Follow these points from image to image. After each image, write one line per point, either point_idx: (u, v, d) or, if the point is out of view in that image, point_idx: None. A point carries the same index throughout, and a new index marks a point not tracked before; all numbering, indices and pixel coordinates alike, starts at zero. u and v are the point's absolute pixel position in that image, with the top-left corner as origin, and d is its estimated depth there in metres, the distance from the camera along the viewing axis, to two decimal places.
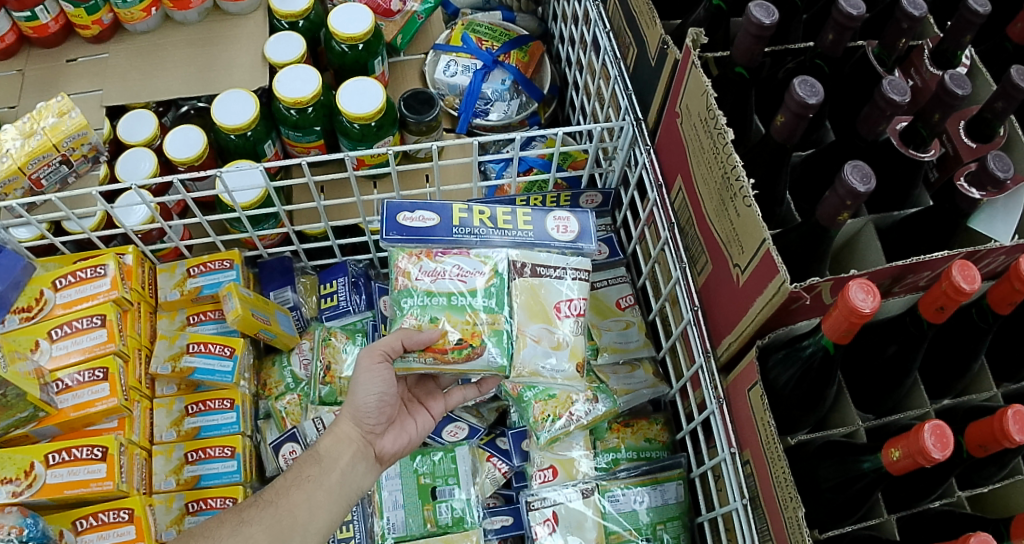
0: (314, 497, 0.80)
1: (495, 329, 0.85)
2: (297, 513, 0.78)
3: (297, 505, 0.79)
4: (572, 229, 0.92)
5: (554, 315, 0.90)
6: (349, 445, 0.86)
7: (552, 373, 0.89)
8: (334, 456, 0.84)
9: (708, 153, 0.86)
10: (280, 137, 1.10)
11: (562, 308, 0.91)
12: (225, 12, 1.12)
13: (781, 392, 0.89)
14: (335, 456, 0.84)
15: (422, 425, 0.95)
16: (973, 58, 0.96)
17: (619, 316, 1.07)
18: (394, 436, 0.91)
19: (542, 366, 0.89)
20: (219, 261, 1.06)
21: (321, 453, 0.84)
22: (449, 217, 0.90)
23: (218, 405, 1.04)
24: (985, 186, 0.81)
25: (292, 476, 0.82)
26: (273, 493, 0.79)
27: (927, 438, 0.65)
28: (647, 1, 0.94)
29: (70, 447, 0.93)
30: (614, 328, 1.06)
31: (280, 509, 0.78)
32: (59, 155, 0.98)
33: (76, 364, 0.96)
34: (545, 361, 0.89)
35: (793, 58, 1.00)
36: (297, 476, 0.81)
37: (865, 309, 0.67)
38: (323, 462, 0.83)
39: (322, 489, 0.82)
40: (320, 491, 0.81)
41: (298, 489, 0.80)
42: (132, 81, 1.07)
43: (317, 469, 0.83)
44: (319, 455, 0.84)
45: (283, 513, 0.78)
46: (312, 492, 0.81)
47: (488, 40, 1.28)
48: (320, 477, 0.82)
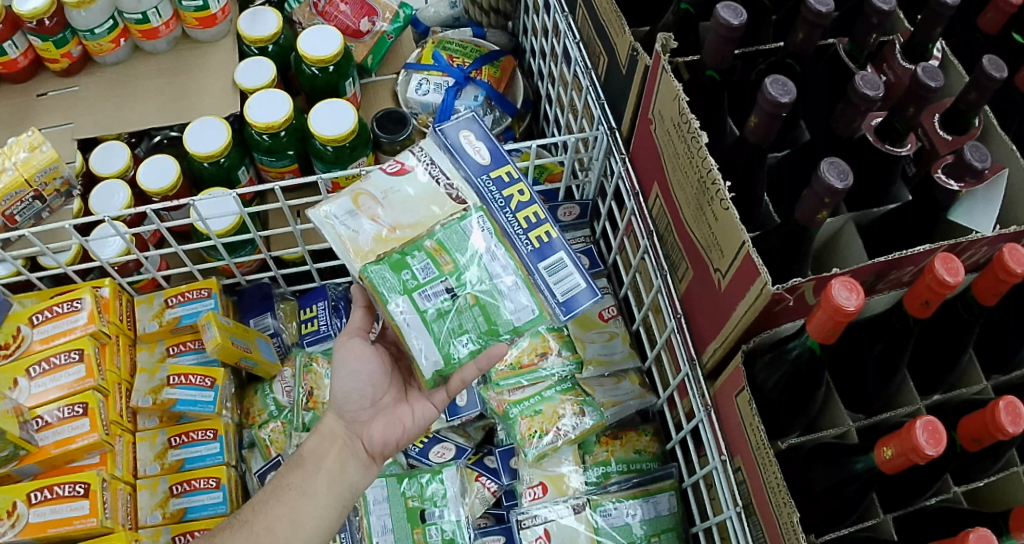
0: (298, 507, 0.80)
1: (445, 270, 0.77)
2: (277, 524, 0.79)
3: (278, 514, 0.80)
4: (481, 148, 0.85)
5: (431, 200, 0.81)
6: (333, 449, 0.86)
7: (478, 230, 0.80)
8: (319, 456, 0.85)
9: (684, 157, 0.85)
10: (253, 163, 1.09)
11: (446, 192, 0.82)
12: (195, 40, 1.12)
13: (769, 397, 0.88)
14: (319, 456, 0.85)
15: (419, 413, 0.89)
16: (945, 51, 0.95)
17: (602, 328, 1.06)
18: (382, 425, 0.88)
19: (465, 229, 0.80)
20: (197, 291, 1.05)
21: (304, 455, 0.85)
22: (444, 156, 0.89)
23: (201, 436, 1.02)
24: (963, 176, 0.81)
25: (270, 489, 0.82)
26: (248, 512, 0.80)
27: (919, 435, 0.63)
28: (614, 8, 0.94)
29: (52, 486, 0.91)
30: (598, 339, 1.05)
31: (255, 526, 0.78)
32: (31, 190, 0.97)
33: (56, 401, 0.95)
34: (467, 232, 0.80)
35: (765, 59, 0.99)
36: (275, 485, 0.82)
37: (849, 307, 0.66)
38: (307, 465, 0.84)
39: (306, 495, 0.81)
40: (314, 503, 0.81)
41: (277, 502, 0.81)
42: (105, 114, 1.07)
43: (298, 476, 0.83)
44: (303, 458, 0.85)
45: (259, 530, 0.78)
46: (295, 501, 0.81)
47: (459, 56, 1.28)
48: (303, 483, 0.83)
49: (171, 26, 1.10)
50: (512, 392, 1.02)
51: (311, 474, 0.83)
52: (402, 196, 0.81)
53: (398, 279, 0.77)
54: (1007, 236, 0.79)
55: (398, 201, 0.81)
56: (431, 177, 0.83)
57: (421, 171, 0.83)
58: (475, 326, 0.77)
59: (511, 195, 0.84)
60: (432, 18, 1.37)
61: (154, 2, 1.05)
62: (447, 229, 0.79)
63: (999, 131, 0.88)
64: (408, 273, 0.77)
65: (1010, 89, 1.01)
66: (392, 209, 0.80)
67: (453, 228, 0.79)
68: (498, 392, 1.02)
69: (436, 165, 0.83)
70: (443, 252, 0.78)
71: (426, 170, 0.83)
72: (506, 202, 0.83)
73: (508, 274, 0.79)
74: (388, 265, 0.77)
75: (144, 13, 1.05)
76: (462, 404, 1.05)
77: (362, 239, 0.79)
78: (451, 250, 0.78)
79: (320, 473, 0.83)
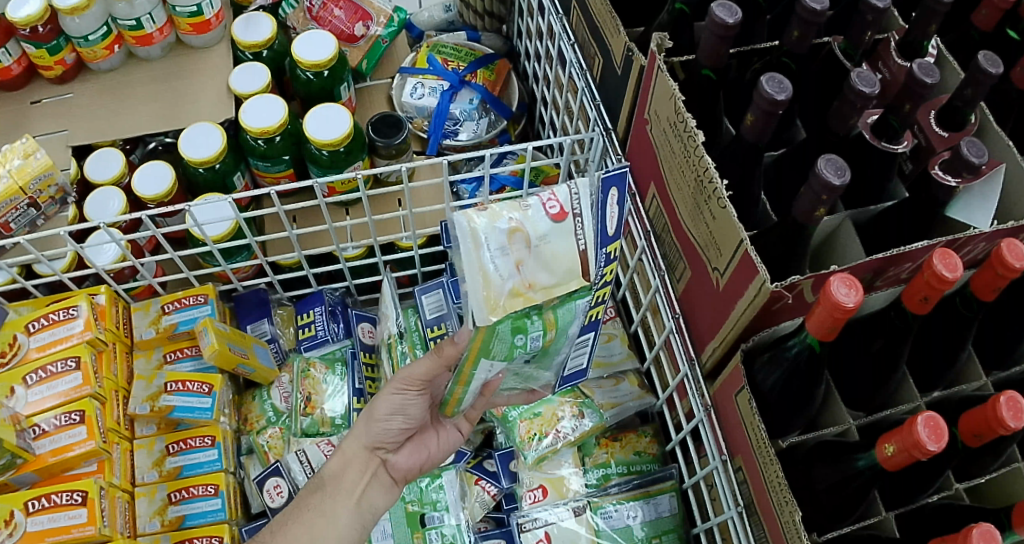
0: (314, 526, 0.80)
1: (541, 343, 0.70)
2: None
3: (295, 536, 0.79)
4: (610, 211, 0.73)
5: (571, 267, 0.67)
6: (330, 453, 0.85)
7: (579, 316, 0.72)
8: (337, 477, 0.84)
9: (680, 156, 0.85)
10: (249, 169, 1.09)
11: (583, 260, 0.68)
12: (189, 46, 1.12)
13: (768, 397, 0.87)
14: (336, 478, 0.84)
15: (446, 441, 0.91)
16: (939, 47, 0.95)
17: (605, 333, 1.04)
18: (410, 452, 0.88)
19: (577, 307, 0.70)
20: (193, 297, 1.05)
21: (324, 478, 0.84)
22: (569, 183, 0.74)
23: (199, 443, 1.01)
24: (960, 172, 0.81)
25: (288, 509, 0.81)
26: (267, 533, 0.79)
27: (921, 431, 0.63)
28: (609, 10, 0.94)
29: (49, 494, 0.90)
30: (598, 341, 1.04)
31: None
32: (26, 198, 0.96)
33: (53, 409, 0.94)
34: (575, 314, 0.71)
35: (760, 58, 0.98)
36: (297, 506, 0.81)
37: (849, 304, 0.66)
38: (326, 488, 0.83)
39: (322, 517, 0.81)
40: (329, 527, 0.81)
41: (294, 525, 0.80)
42: (99, 120, 1.06)
43: (318, 497, 0.82)
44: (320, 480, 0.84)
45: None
46: (312, 522, 0.81)
47: (453, 60, 1.29)
48: (322, 504, 0.82)
49: (165, 32, 1.09)
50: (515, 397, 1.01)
51: (327, 495, 0.82)
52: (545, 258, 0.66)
53: (511, 344, 0.68)
54: (1004, 231, 0.79)
55: (543, 255, 0.66)
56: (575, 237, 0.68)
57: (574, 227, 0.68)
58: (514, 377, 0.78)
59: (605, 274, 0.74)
60: (427, 22, 1.39)
61: (147, 8, 1.05)
62: (564, 306, 0.69)
63: (996, 128, 0.88)
64: (519, 341, 0.68)
65: (1006, 85, 1.01)
66: (536, 264, 0.66)
67: (570, 306, 0.69)
68: None
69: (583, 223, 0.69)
70: (552, 330, 0.70)
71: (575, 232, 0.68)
72: (599, 279, 0.74)
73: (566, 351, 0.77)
74: (511, 325, 0.66)
75: (138, 19, 1.05)
76: None
77: (497, 285, 0.64)
78: (559, 326, 0.70)
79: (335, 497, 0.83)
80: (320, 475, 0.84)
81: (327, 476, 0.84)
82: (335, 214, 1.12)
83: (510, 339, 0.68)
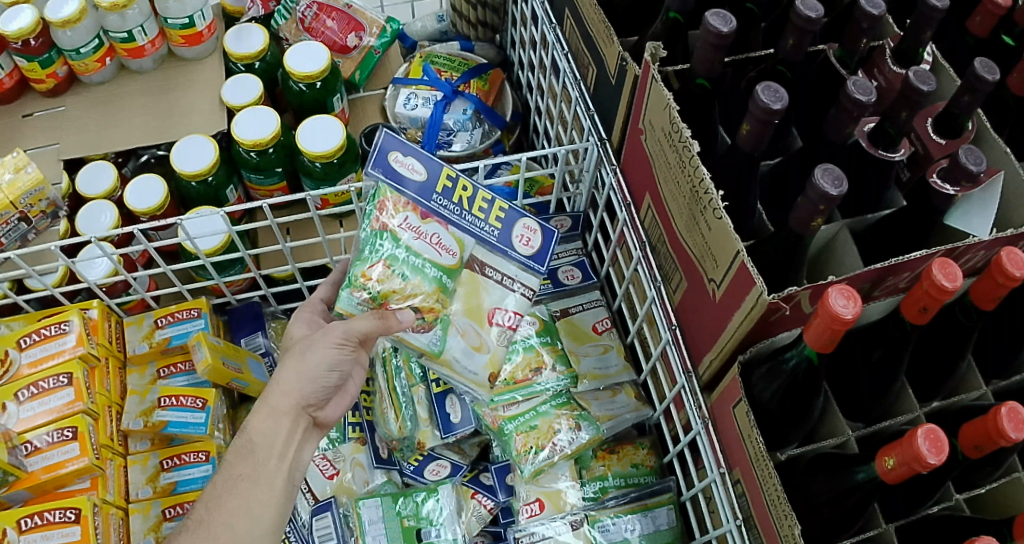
0: (252, 498, 0.77)
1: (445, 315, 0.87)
2: (237, 519, 0.75)
3: (236, 510, 0.76)
4: (534, 243, 0.88)
5: (486, 320, 0.90)
6: None
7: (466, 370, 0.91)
8: (268, 442, 0.80)
9: (675, 167, 0.84)
10: (242, 181, 1.09)
11: (494, 315, 0.90)
12: (181, 58, 1.12)
13: (767, 409, 0.86)
14: (269, 443, 0.80)
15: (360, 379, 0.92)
16: (934, 54, 0.94)
17: (482, 330, 0.90)
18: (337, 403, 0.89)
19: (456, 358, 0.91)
20: (186, 311, 1.04)
21: (252, 442, 0.79)
22: (434, 181, 0.84)
23: (194, 458, 1.00)
24: (959, 181, 0.80)
25: (224, 484, 0.77)
26: (202, 511, 0.75)
27: (921, 444, 0.62)
28: (602, 19, 0.93)
29: (42, 511, 0.89)
30: (468, 337, 0.90)
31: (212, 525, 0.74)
32: (17, 212, 0.96)
33: (46, 425, 0.93)
34: (461, 357, 0.90)
35: (754, 67, 0.99)
36: (229, 477, 0.77)
37: (847, 315, 0.65)
38: (257, 453, 0.79)
39: (261, 486, 0.78)
40: (258, 491, 0.78)
41: (232, 498, 0.76)
42: (91, 133, 1.06)
43: (249, 465, 0.78)
44: (252, 445, 0.79)
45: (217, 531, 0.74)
46: (249, 492, 0.77)
47: (447, 70, 1.28)
48: (255, 473, 0.78)
49: (157, 44, 1.09)
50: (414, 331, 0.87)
51: (261, 464, 0.79)
52: (495, 287, 0.90)
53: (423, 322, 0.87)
54: (1004, 240, 0.78)
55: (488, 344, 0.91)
56: (509, 281, 0.90)
57: (503, 334, 0.90)
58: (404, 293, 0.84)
59: (460, 199, 0.85)
60: (420, 32, 1.38)
61: (139, 20, 1.05)
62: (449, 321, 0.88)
63: (993, 135, 0.87)
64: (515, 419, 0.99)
65: (1003, 92, 1.00)
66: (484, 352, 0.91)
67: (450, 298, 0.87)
68: (492, 407, 0.99)
69: (520, 274, 0.89)
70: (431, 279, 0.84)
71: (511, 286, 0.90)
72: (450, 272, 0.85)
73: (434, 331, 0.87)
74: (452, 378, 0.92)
75: (129, 31, 1.05)
76: (456, 421, 1.02)
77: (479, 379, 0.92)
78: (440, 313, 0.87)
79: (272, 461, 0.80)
80: (246, 436, 0.80)
81: (255, 439, 0.80)
82: (329, 226, 1.12)
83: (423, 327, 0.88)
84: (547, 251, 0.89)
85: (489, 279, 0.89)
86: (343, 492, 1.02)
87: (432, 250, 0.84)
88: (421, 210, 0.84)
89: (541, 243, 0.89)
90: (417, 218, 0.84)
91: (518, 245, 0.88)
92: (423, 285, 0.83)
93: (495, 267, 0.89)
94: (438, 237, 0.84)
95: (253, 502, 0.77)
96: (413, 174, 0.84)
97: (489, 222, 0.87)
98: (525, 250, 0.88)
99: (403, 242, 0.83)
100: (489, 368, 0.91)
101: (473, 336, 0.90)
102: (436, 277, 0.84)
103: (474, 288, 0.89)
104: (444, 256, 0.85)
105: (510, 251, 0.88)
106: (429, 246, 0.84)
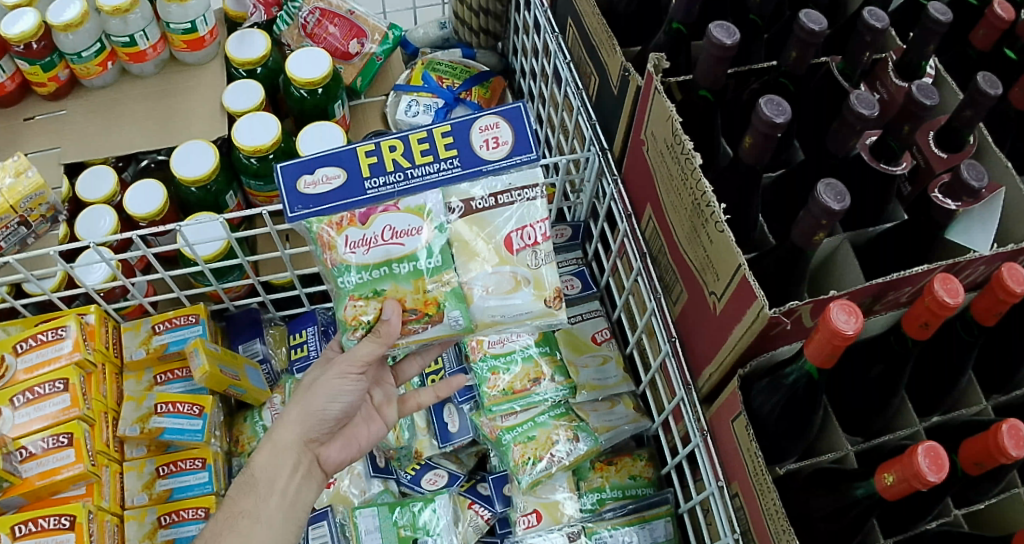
0: (251, 535, 0.76)
1: (450, 288, 0.82)
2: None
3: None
4: (502, 139, 0.81)
5: (507, 251, 0.85)
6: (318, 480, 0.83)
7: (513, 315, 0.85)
8: (271, 479, 0.79)
9: (677, 179, 0.83)
10: (242, 188, 1.08)
11: (513, 240, 0.85)
12: (183, 63, 1.12)
13: (766, 423, 0.86)
14: (271, 478, 0.79)
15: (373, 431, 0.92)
16: (938, 68, 0.93)
17: (502, 266, 0.85)
18: (342, 445, 0.88)
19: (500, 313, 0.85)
20: (184, 317, 1.04)
21: (256, 479, 0.79)
22: (356, 168, 0.79)
23: (190, 465, 1.00)
24: (961, 196, 0.79)
25: (222, 521, 0.76)
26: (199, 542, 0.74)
27: (921, 461, 0.62)
28: (605, 30, 0.93)
29: (36, 518, 0.89)
30: (494, 287, 0.85)
31: None
32: (17, 216, 0.95)
33: (41, 431, 0.92)
34: (501, 308, 0.85)
35: (756, 78, 0.97)
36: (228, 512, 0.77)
37: (848, 331, 0.65)
38: (259, 489, 0.78)
39: (261, 524, 0.77)
40: (258, 528, 0.77)
41: (231, 536, 0.75)
42: (91, 137, 1.06)
43: (250, 502, 0.78)
44: (254, 480, 0.79)
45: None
46: (248, 531, 0.76)
47: (448, 78, 1.28)
48: (256, 509, 0.77)
49: (159, 49, 1.09)
50: (417, 330, 0.82)
51: (262, 499, 0.78)
52: (499, 213, 0.85)
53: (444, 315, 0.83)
54: (1004, 255, 0.78)
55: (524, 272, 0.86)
56: (515, 196, 0.85)
57: (534, 254, 0.86)
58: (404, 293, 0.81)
59: (390, 161, 0.79)
60: (422, 39, 1.38)
61: (141, 25, 1.05)
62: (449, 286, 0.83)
63: (994, 150, 0.87)
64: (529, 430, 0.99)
65: (1004, 106, 1.00)
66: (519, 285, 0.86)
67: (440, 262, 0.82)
68: (490, 417, 1.00)
69: (517, 181, 0.85)
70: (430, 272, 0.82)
71: (523, 201, 0.85)
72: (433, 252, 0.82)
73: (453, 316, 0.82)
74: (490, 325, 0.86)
75: (131, 36, 1.04)
76: (455, 430, 1.03)
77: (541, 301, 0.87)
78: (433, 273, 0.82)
79: (273, 497, 0.79)
80: (250, 472, 0.79)
81: (258, 474, 0.79)
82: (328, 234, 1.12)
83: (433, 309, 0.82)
84: (523, 135, 0.81)
85: (489, 209, 0.85)
86: (340, 501, 1.01)
87: (389, 248, 0.81)
88: (361, 215, 0.80)
89: (510, 137, 0.80)
90: (360, 227, 0.81)
91: (488, 157, 0.80)
92: (402, 288, 0.81)
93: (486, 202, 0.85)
94: (389, 230, 0.81)
95: (252, 538, 0.76)
96: (333, 182, 0.79)
97: (444, 157, 0.80)
98: (498, 152, 0.80)
99: (359, 260, 0.80)
100: (540, 297, 0.86)
101: (498, 279, 0.85)
102: (413, 271, 0.81)
103: (475, 226, 0.85)
104: (405, 244, 0.81)
105: (485, 165, 0.80)
106: (387, 245, 0.81)
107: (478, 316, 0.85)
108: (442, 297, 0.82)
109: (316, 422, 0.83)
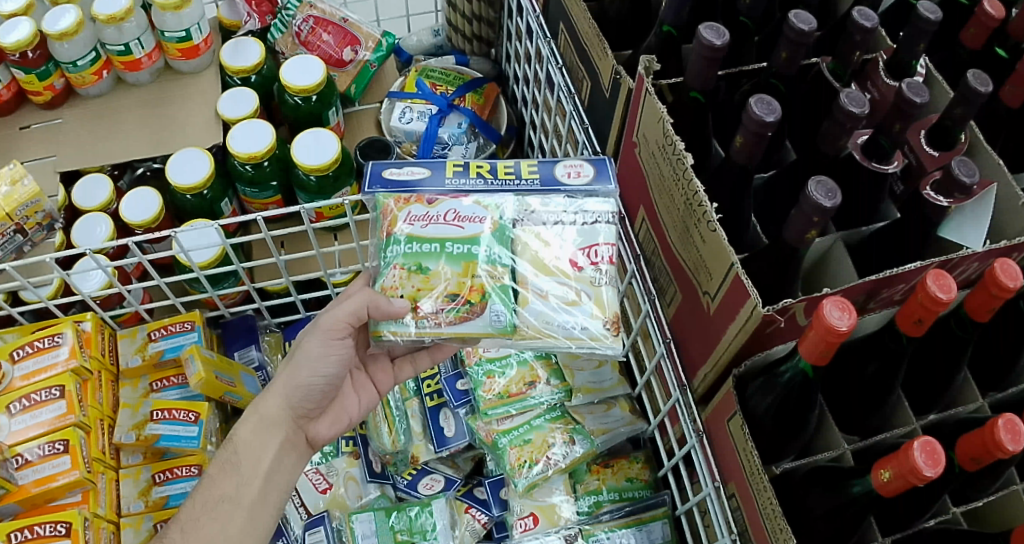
0: (229, 520, 0.80)
1: (497, 284, 0.78)
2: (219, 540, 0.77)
3: (212, 535, 0.78)
4: (584, 173, 0.83)
5: (570, 268, 0.80)
6: None
7: (564, 328, 0.78)
8: (256, 459, 0.84)
9: (669, 180, 0.84)
10: (236, 195, 1.09)
11: (578, 259, 0.81)
12: (177, 71, 1.13)
13: (761, 424, 0.86)
14: (255, 461, 0.84)
15: (365, 401, 0.96)
16: (928, 67, 0.93)
17: (565, 278, 0.80)
18: (331, 422, 0.92)
19: (552, 323, 0.78)
20: (180, 324, 1.05)
21: (240, 461, 0.83)
22: (442, 170, 0.83)
23: (185, 472, 1.00)
24: (952, 192, 0.79)
25: (202, 505, 0.79)
26: (178, 534, 0.76)
27: (917, 456, 0.61)
28: (596, 33, 0.93)
29: (32, 525, 0.88)
30: (555, 295, 0.79)
31: None
32: (13, 224, 0.95)
33: (37, 438, 0.92)
34: (555, 319, 0.78)
35: (748, 81, 0.98)
36: (211, 498, 0.80)
37: (842, 327, 0.64)
38: (242, 471, 0.83)
39: (240, 510, 0.81)
40: (238, 513, 0.81)
41: (208, 522, 0.79)
42: (87, 146, 1.06)
43: (232, 484, 0.82)
44: (237, 461, 0.84)
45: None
46: (227, 516, 0.80)
47: (442, 84, 1.29)
48: (237, 495, 0.82)
49: (154, 57, 1.10)
50: (457, 322, 0.76)
51: (245, 484, 0.82)
52: (564, 231, 0.82)
53: (501, 316, 0.77)
54: (997, 252, 0.77)
55: (566, 290, 0.80)
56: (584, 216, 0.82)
57: (595, 274, 0.81)
58: (450, 282, 0.77)
59: (473, 171, 0.83)
60: (415, 46, 1.41)
61: (136, 33, 1.06)
62: (498, 289, 0.78)
63: (986, 146, 0.86)
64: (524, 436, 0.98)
65: (995, 104, 1.01)
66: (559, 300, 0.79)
67: (493, 254, 0.79)
68: (486, 421, 1.00)
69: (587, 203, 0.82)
70: (490, 266, 0.78)
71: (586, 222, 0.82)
72: (493, 257, 0.79)
73: (499, 314, 0.77)
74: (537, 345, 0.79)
75: (126, 44, 1.06)
76: (450, 434, 1.03)
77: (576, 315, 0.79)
78: (486, 270, 0.78)
79: (256, 482, 0.83)
80: (234, 452, 0.84)
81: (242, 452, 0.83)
82: (323, 240, 1.13)
83: (486, 304, 0.77)
84: (604, 172, 0.83)
85: (557, 224, 0.82)
86: (336, 507, 1.01)
87: (448, 230, 0.79)
88: (429, 197, 0.81)
89: (591, 168, 0.83)
90: (426, 206, 0.80)
91: (568, 180, 0.82)
92: (448, 269, 0.77)
93: (552, 215, 0.82)
94: (455, 215, 0.79)
95: (230, 524, 0.80)
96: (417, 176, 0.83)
97: (525, 178, 0.83)
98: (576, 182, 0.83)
99: (414, 232, 0.79)
100: (597, 314, 0.79)
101: (559, 289, 0.79)
102: (465, 254, 0.78)
103: (541, 240, 0.81)
104: (464, 228, 0.79)
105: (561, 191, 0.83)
106: (447, 226, 0.79)
107: (530, 318, 0.78)
108: (490, 288, 0.77)
109: (300, 397, 0.87)
